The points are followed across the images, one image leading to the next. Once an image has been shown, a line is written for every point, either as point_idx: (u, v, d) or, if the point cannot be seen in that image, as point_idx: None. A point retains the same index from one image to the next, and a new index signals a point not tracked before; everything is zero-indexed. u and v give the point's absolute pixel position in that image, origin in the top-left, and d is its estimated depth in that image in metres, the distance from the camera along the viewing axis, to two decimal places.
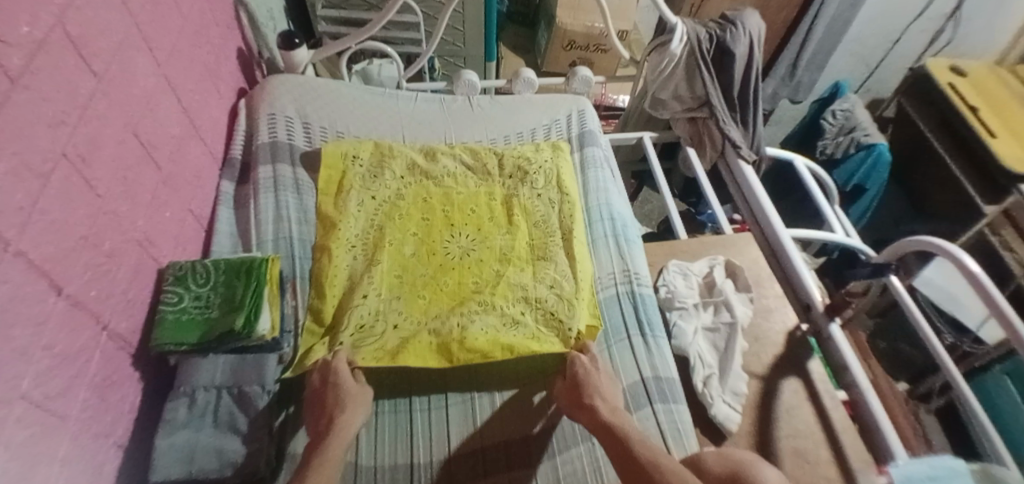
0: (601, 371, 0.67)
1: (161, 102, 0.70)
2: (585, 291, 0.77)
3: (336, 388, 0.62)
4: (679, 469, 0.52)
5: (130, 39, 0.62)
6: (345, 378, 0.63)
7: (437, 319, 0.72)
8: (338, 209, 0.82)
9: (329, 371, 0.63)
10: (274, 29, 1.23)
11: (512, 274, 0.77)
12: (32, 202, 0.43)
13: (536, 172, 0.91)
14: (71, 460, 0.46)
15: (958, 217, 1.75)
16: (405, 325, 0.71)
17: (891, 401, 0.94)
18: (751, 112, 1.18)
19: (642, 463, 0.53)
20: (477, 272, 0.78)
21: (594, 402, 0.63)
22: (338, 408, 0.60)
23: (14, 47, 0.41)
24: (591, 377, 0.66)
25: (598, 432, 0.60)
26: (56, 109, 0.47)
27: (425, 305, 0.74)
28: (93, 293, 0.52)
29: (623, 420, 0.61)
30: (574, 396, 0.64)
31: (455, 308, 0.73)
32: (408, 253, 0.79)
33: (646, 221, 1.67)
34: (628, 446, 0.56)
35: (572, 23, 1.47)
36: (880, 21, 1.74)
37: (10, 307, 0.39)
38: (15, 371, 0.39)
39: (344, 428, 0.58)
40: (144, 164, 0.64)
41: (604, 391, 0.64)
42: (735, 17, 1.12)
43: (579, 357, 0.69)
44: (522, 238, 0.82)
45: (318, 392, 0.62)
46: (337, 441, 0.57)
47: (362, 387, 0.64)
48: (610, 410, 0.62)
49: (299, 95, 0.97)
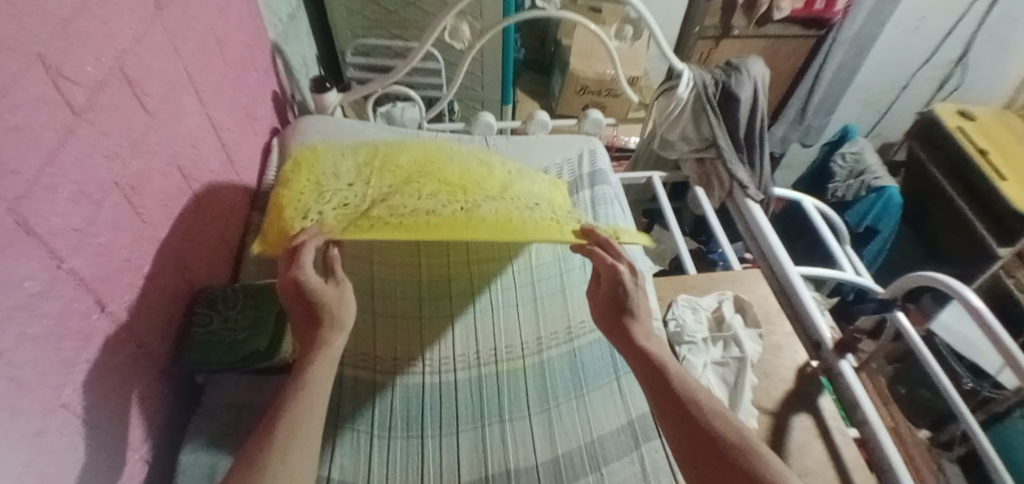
0: (642, 290, 0.64)
1: (203, 138, 0.77)
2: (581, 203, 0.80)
3: (313, 301, 0.57)
4: (718, 404, 0.50)
5: (179, 82, 0.69)
6: (315, 285, 0.57)
7: (432, 199, 0.69)
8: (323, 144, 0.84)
9: (294, 278, 0.56)
10: (306, 75, 1.33)
11: (510, 184, 0.77)
12: (86, 225, 0.48)
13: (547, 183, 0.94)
14: (100, 472, 0.49)
15: (972, 260, 1.73)
16: (395, 200, 0.68)
17: (911, 447, 0.92)
18: (757, 153, 1.22)
19: (680, 397, 0.51)
20: (474, 176, 0.77)
21: (631, 326, 0.62)
22: (320, 325, 0.57)
23: (78, 85, 0.47)
24: (631, 297, 0.63)
25: (631, 350, 0.59)
26: (112, 143, 0.52)
27: (417, 188, 0.71)
28: (132, 312, 0.56)
29: (659, 347, 0.59)
30: (612, 316, 0.63)
31: (454, 196, 0.71)
32: (403, 163, 0.78)
33: (657, 259, 1.70)
34: (661, 371, 0.55)
35: (585, 70, 1.55)
36: (887, 67, 1.80)
37: (61, 321, 0.43)
38: (59, 380, 0.43)
39: (326, 346, 0.55)
40: (185, 195, 0.70)
41: (640, 311, 0.63)
42: (739, 63, 1.18)
43: (619, 268, 0.64)
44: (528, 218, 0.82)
45: (298, 306, 0.57)
46: (322, 363, 0.54)
47: (337, 284, 0.60)
48: (644, 335, 0.60)
49: (327, 134, 1.04)
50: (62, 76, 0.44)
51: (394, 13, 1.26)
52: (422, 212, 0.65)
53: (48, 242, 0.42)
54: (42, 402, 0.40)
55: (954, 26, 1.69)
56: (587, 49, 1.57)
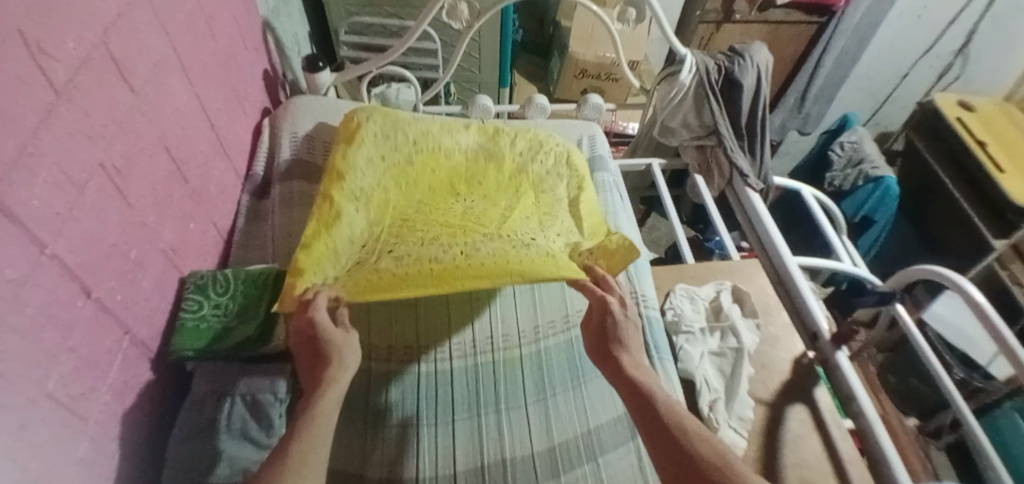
0: (632, 322, 0.64)
1: (191, 119, 0.74)
2: (588, 234, 0.79)
3: (319, 342, 0.56)
4: (704, 429, 0.50)
5: (165, 59, 0.66)
6: (327, 330, 0.57)
7: (434, 243, 0.69)
8: (345, 162, 0.76)
9: (308, 322, 0.57)
10: (298, 53, 1.28)
11: (517, 219, 0.78)
12: (68, 209, 0.46)
13: (548, 150, 0.91)
14: (88, 463, 0.48)
15: (968, 253, 1.74)
16: (400, 248, 0.67)
17: (902, 436, 0.92)
18: (759, 142, 1.20)
19: (667, 423, 0.51)
20: (479, 217, 0.77)
21: (620, 357, 0.61)
22: (328, 364, 0.56)
23: (58, 62, 0.44)
24: (620, 328, 0.63)
25: (619, 381, 0.59)
26: (96, 123, 0.50)
27: (421, 234, 0.71)
28: (119, 299, 0.54)
29: (647, 376, 0.58)
30: (601, 347, 0.63)
31: (455, 237, 0.70)
32: (411, 210, 0.77)
33: (654, 247, 1.69)
34: (649, 400, 0.54)
35: (585, 53, 1.52)
36: (887, 56, 1.78)
37: (43, 309, 0.42)
38: (42, 371, 0.41)
39: (333, 383, 0.54)
40: (173, 178, 0.68)
41: (630, 344, 0.62)
42: (743, 50, 1.16)
43: (609, 301, 0.65)
44: (526, 201, 0.83)
45: (308, 346, 0.57)
46: (329, 395, 0.53)
47: (346, 332, 0.59)
48: (633, 365, 0.60)
49: (321, 116, 1.01)
50: (42, 53, 0.42)
51: None
52: (422, 261, 0.65)
53: (29, 228, 0.40)
54: (25, 393, 0.39)
55: (957, 15, 1.66)
56: (587, 32, 1.53)
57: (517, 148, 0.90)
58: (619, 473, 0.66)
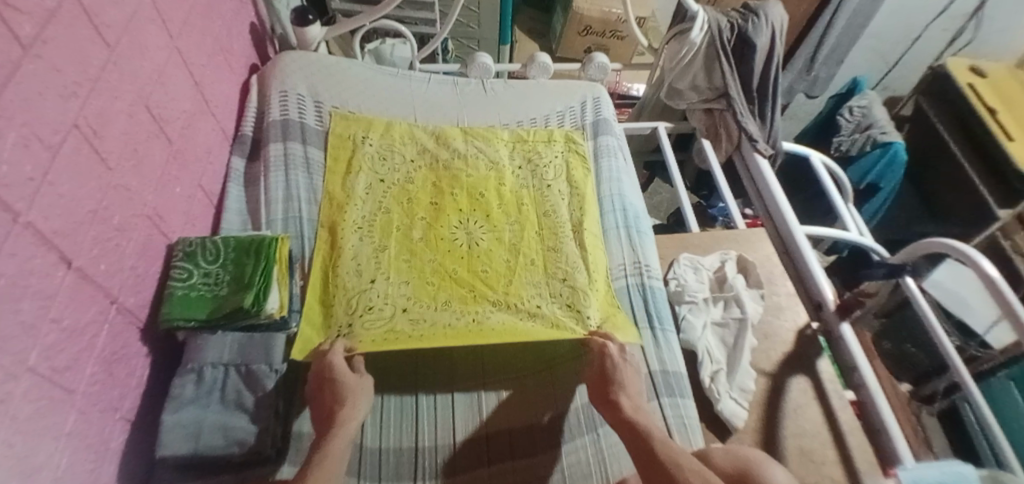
0: (631, 365, 0.65)
1: (172, 75, 0.69)
2: (599, 283, 0.77)
3: (335, 384, 0.59)
4: (701, 468, 0.51)
5: (142, 11, 0.61)
6: (343, 372, 0.60)
7: (446, 308, 0.71)
8: (345, 190, 0.83)
9: (325, 365, 0.60)
10: (286, 4, 1.20)
11: (523, 271, 0.76)
12: (42, 172, 0.43)
13: (546, 165, 0.91)
14: (77, 434, 0.47)
15: (970, 220, 1.73)
16: (415, 310, 0.70)
17: (897, 404, 0.93)
18: (770, 105, 1.15)
19: (664, 464, 0.52)
20: (486, 261, 0.77)
21: (619, 399, 0.61)
22: (342, 403, 0.57)
23: (24, 14, 0.40)
24: (617, 369, 0.64)
25: (619, 424, 0.58)
26: (68, 80, 0.46)
27: (433, 292, 0.72)
28: (101, 267, 0.51)
29: (646, 419, 0.58)
30: (601, 389, 0.63)
31: (467, 304, 0.72)
32: (415, 237, 0.78)
33: (655, 212, 1.67)
34: (646, 439, 0.55)
35: (589, 8, 1.43)
36: (901, 16, 1.68)
37: (21, 280, 0.40)
38: (20, 345, 0.39)
39: (345, 423, 0.56)
40: (155, 139, 0.64)
41: (629, 388, 0.62)
42: (757, 6, 1.09)
43: (607, 346, 0.67)
44: (530, 229, 0.82)
45: (318, 386, 0.59)
46: (341, 434, 0.55)
47: (361, 375, 0.62)
48: (632, 407, 0.60)
49: (311, 74, 0.95)
50: (5, 4, 0.37)
51: None
52: (438, 329, 0.68)
53: None
54: (5, 368, 0.37)
55: None
56: None
57: (517, 163, 0.92)
58: (617, 446, 0.66)
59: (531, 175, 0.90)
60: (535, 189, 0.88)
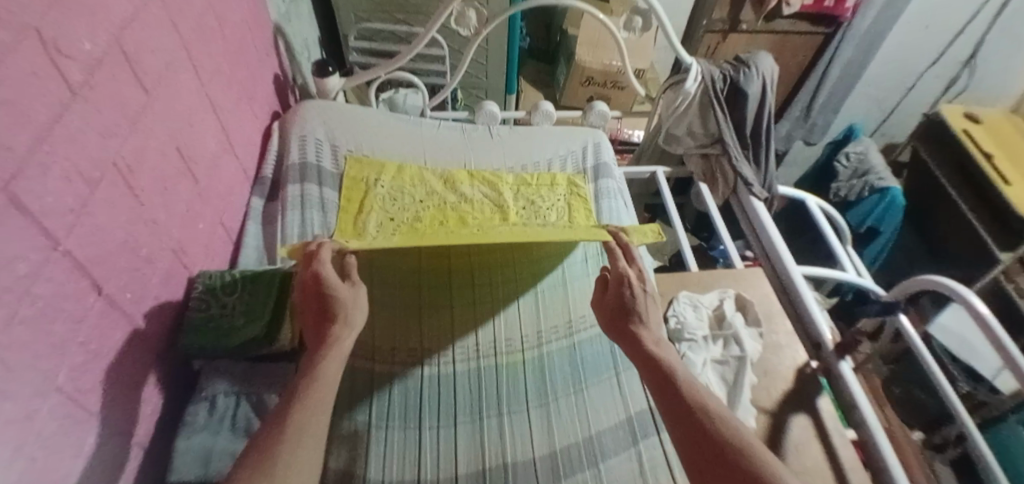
0: (651, 297, 0.64)
1: (202, 119, 0.75)
2: None
3: (328, 296, 0.57)
4: (726, 411, 0.49)
5: (178, 61, 0.68)
6: (335, 284, 0.58)
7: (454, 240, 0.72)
8: (357, 228, 0.87)
9: (314, 274, 0.58)
10: (308, 58, 1.30)
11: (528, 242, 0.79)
12: (82, 205, 0.47)
13: (549, 207, 0.95)
14: (94, 455, 0.48)
15: (971, 263, 1.74)
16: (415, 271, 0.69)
17: (906, 448, 0.92)
18: (763, 150, 1.20)
19: (690, 405, 0.50)
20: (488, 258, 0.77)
21: (639, 331, 0.61)
22: (331, 320, 0.57)
23: (74, 61, 0.46)
24: (639, 302, 0.63)
25: (641, 358, 0.58)
26: (108, 122, 0.51)
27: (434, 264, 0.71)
28: (128, 295, 0.55)
29: (667, 352, 0.58)
30: (619, 323, 0.63)
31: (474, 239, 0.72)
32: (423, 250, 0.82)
33: (658, 254, 1.70)
34: (664, 371, 0.55)
35: (591, 61, 1.53)
36: (892, 66, 1.77)
37: (53, 303, 0.43)
38: (51, 364, 0.42)
39: (335, 344, 0.55)
40: (183, 177, 0.69)
41: (650, 320, 0.62)
42: (749, 58, 1.16)
43: (626, 275, 0.65)
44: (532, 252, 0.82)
45: (313, 301, 0.58)
46: (332, 354, 0.54)
47: (353, 285, 0.61)
48: (654, 341, 0.60)
49: (329, 120, 1.02)
50: (58, 51, 0.43)
51: None
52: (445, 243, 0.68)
53: (41, 223, 0.41)
54: (33, 385, 0.40)
55: (966, 25, 1.65)
56: (594, 39, 1.54)
57: (521, 202, 0.96)
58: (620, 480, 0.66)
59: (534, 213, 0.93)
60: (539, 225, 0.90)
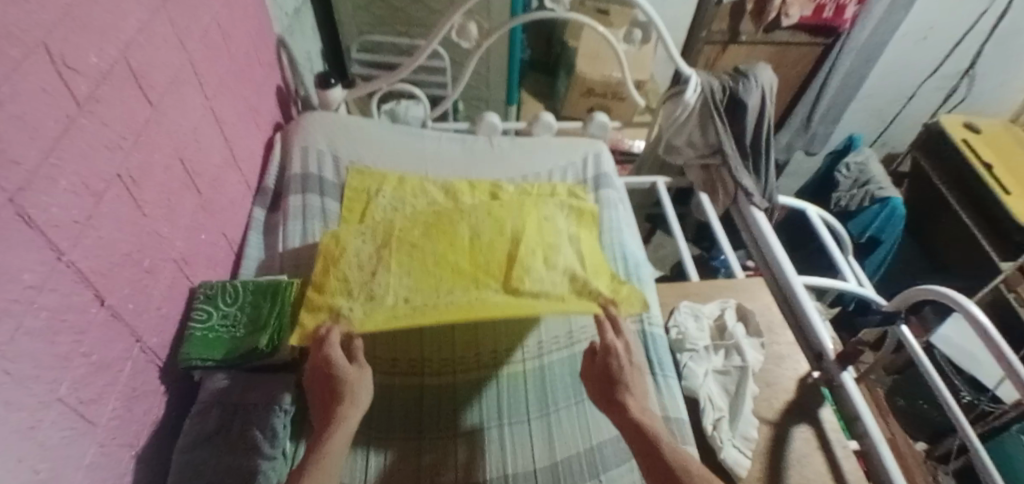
0: (637, 366, 0.65)
1: (206, 131, 0.76)
2: (604, 278, 0.74)
3: (332, 380, 0.58)
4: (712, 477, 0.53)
5: (183, 74, 0.69)
6: (341, 365, 0.58)
7: (448, 297, 0.67)
8: None
9: (323, 359, 0.59)
10: (311, 70, 1.32)
11: (525, 256, 0.72)
12: (87, 217, 0.47)
13: None
14: (95, 467, 0.48)
15: (973, 273, 1.74)
16: (417, 298, 0.67)
17: (909, 460, 0.91)
18: (763, 161, 1.21)
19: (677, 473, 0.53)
20: (489, 249, 0.74)
21: (626, 399, 0.61)
22: (339, 401, 0.57)
23: (81, 75, 0.46)
24: (626, 371, 0.63)
25: (630, 430, 0.59)
26: (114, 134, 0.52)
27: (435, 280, 0.69)
28: (130, 306, 0.55)
29: (654, 420, 0.60)
30: (606, 392, 0.63)
31: (470, 293, 0.68)
32: (417, 229, 0.76)
33: (659, 264, 1.70)
34: (656, 444, 0.57)
35: (591, 72, 1.55)
36: (890, 77, 1.78)
37: (57, 314, 0.43)
38: (54, 375, 0.42)
39: (341, 421, 0.56)
40: (187, 189, 0.69)
41: (636, 388, 0.63)
42: (747, 70, 1.17)
43: (615, 346, 0.65)
44: (532, 220, 0.78)
45: (320, 382, 0.59)
46: (337, 434, 0.55)
47: (359, 367, 0.60)
48: (641, 410, 0.60)
49: (332, 131, 1.03)
50: (66, 67, 0.44)
51: (401, 10, 1.26)
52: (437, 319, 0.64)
53: (47, 235, 0.41)
54: (36, 396, 0.40)
55: (963, 37, 1.67)
56: (594, 51, 1.56)
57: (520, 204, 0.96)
58: None
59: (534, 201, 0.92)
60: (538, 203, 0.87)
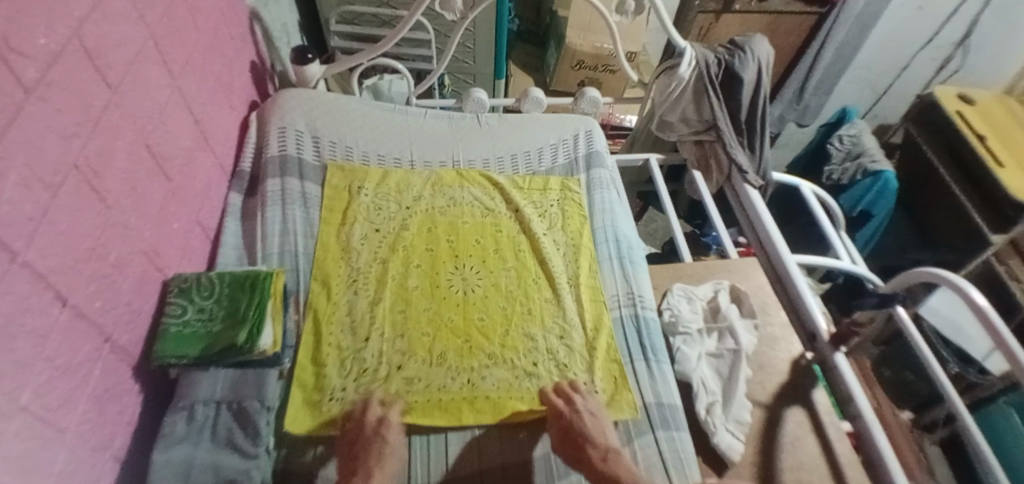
0: (588, 414, 0.65)
1: (173, 113, 0.71)
2: (598, 342, 0.77)
3: (375, 443, 0.60)
4: None
5: (144, 52, 0.63)
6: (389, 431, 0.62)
7: (442, 364, 0.72)
8: (342, 240, 0.84)
9: (365, 424, 0.62)
10: (287, 43, 1.24)
11: (520, 320, 0.78)
12: (41, 212, 0.44)
13: (543, 213, 0.93)
14: (66, 474, 0.46)
15: (964, 247, 1.75)
16: (410, 367, 0.71)
17: (897, 433, 0.92)
18: (759, 136, 1.17)
19: None
20: (483, 308, 0.78)
21: (589, 450, 0.62)
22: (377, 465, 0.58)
23: (29, 58, 0.42)
24: (580, 420, 0.64)
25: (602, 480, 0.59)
26: (69, 121, 0.48)
27: (429, 343, 0.73)
28: (96, 305, 0.52)
29: (617, 465, 0.60)
30: (566, 443, 0.63)
31: (463, 359, 0.73)
32: (411, 286, 0.79)
33: (651, 240, 1.69)
34: None
35: (582, 44, 1.49)
36: (888, 48, 1.74)
37: (14, 318, 0.40)
38: (14, 383, 0.40)
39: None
40: (155, 175, 0.65)
41: (592, 434, 0.63)
42: (744, 42, 1.12)
43: (558, 403, 0.67)
44: (526, 276, 0.83)
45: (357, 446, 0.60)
46: None
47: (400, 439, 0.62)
48: (602, 456, 0.61)
49: (309, 109, 0.97)
50: (12, 50, 0.39)
51: None
52: (432, 391, 0.69)
53: None
54: None
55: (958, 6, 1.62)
56: (586, 21, 1.49)
57: (507, 208, 0.93)
58: None
59: (528, 218, 0.91)
60: (535, 233, 0.89)
